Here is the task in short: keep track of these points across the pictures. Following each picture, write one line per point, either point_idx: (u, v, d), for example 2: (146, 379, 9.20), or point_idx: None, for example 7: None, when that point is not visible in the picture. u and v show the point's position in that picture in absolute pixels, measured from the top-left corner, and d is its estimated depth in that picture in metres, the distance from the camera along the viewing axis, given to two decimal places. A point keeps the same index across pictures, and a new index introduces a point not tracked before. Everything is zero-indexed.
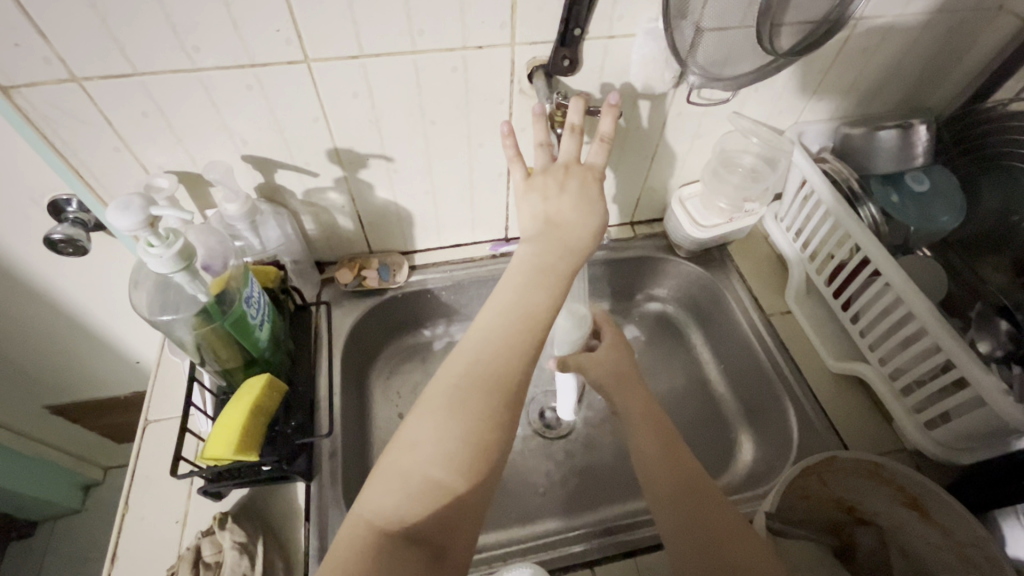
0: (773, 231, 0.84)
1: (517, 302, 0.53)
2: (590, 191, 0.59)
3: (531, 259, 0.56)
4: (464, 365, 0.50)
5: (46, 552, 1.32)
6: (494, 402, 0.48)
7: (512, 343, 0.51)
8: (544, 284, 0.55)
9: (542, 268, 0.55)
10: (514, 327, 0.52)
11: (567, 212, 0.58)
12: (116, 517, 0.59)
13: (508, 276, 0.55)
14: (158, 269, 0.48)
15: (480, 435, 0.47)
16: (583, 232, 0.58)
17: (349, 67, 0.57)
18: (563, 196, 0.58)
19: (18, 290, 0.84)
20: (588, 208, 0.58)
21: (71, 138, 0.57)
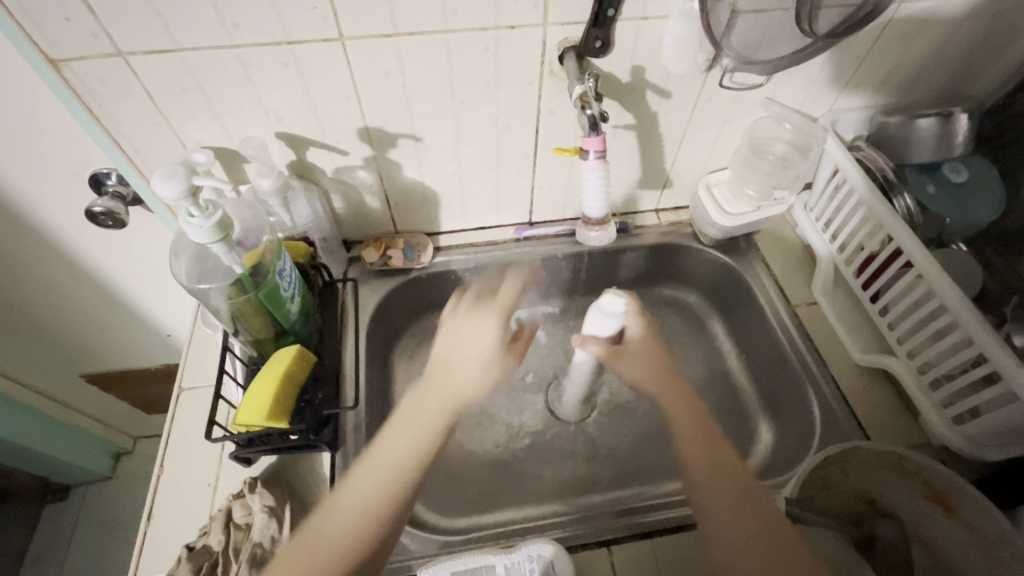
0: (802, 222, 0.83)
1: (415, 429, 0.59)
2: (489, 338, 0.67)
3: (424, 400, 0.62)
4: (381, 451, 0.57)
5: (78, 515, 1.38)
6: (400, 463, 0.57)
7: (400, 464, 0.57)
8: (428, 423, 0.60)
9: (436, 406, 0.61)
10: (415, 439, 0.59)
11: (467, 370, 0.65)
12: (153, 477, 0.62)
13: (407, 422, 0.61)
14: (198, 239, 0.50)
15: (386, 496, 0.55)
16: (478, 374, 0.65)
17: (382, 46, 0.57)
18: (463, 339, 0.66)
19: (59, 260, 0.88)
20: (490, 355, 0.66)
21: (115, 111, 0.59)
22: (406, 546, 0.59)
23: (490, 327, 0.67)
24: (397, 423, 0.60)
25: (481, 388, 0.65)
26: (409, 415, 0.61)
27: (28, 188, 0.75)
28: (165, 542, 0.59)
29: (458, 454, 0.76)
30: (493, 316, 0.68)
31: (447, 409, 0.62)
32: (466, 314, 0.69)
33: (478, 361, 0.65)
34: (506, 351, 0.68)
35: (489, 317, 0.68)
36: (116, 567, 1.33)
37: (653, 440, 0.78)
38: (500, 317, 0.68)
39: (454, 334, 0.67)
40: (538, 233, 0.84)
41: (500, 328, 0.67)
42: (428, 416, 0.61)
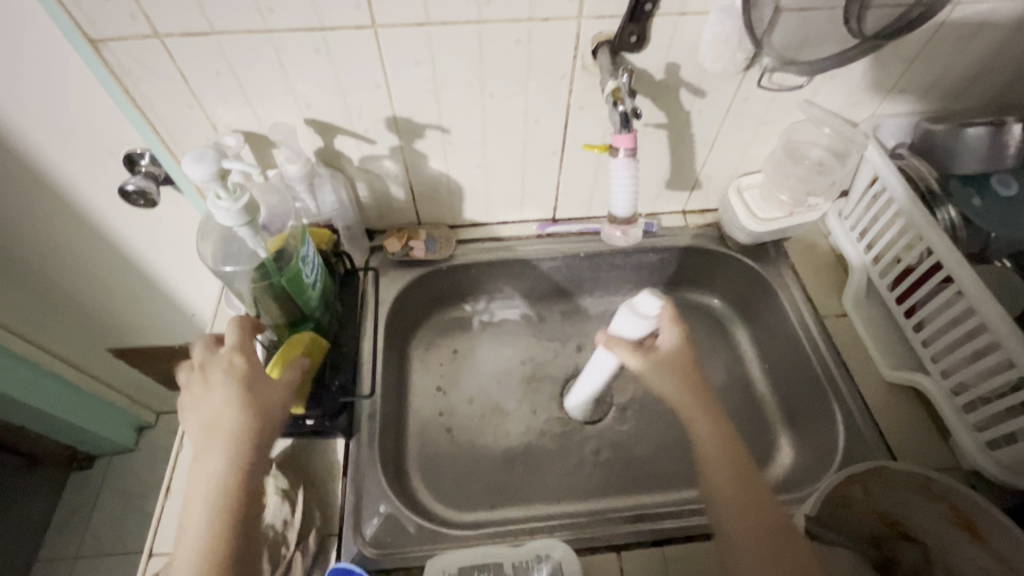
0: (836, 230, 0.80)
1: (203, 500, 0.48)
2: (233, 370, 0.53)
3: (208, 458, 0.50)
4: (181, 554, 0.46)
5: (102, 484, 1.43)
6: (210, 545, 0.46)
7: (208, 509, 0.48)
8: (210, 473, 0.49)
9: (215, 467, 0.49)
10: (203, 514, 0.48)
11: (214, 408, 0.51)
12: (173, 452, 0.64)
13: (199, 467, 0.50)
14: (224, 222, 0.50)
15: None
16: (240, 424, 0.51)
17: (415, 35, 0.57)
18: (208, 400, 0.52)
19: (92, 236, 0.90)
20: (233, 397, 0.52)
21: (150, 92, 0.59)
22: (413, 536, 0.59)
23: (229, 370, 0.53)
24: (193, 497, 0.49)
25: (243, 420, 0.51)
26: (191, 496, 0.49)
27: (64, 165, 0.77)
28: (181, 518, 0.60)
29: (470, 448, 0.76)
30: (221, 365, 0.54)
31: (232, 457, 0.50)
32: (208, 363, 0.54)
33: (224, 388, 0.52)
34: (254, 377, 0.54)
35: (220, 368, 0.54)
36: (136, 537, 1.37)
37: (669, 446, 0.77)
38: (238, 353, 0.55)
39: (197, 390, 0.53)
40: (561, 230, 0.83)
41: (245, 364, 0.54)
42: (216, 471, 0.49)
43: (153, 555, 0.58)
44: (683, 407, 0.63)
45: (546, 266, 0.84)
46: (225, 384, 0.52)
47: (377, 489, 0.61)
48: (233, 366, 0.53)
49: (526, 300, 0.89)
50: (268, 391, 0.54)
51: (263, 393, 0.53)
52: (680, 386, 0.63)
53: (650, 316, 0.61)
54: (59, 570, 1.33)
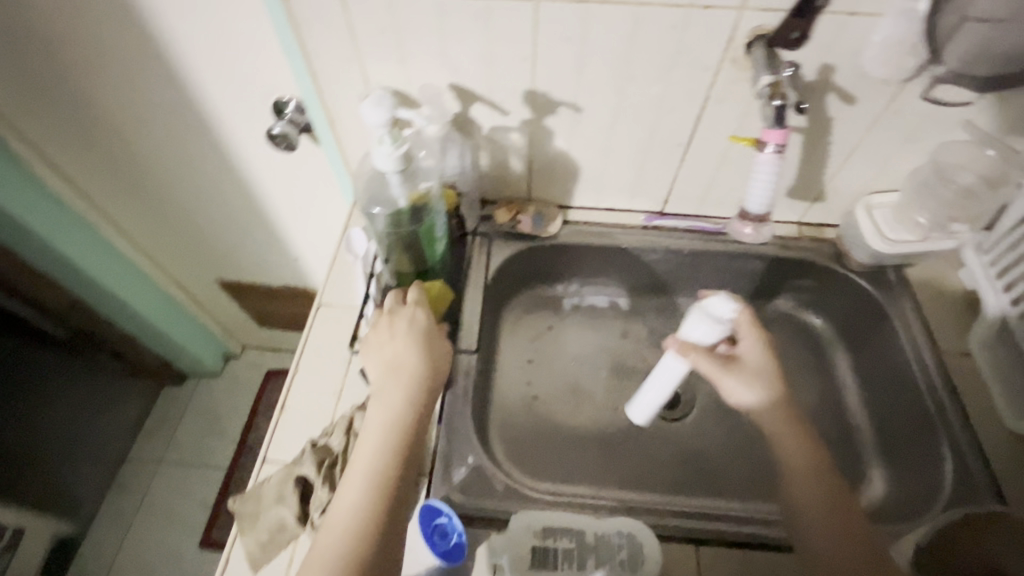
0: (971, 264, 0.74)
1: (387, 417, 0.57)
2: (418, 322, 0.63)
3: (396, 386, 0.58)
4: (363, 455, 0.55)
5: (190, 402, 1.57)
6: (398, 451, 0.55)
7: (397, 423, 0.56)
8: (394, 398, 0.58)
9: (401, 394, 0.58)
10: (386, 428, 0.56)
11: (402, 348, 0.60)
12: (289, 373, 0.70)
13: (387, 388, 0.59)
14: (382, 165, 0.55)
15: (382, 493, 0.52)
16: (422, 367, 0.60)
17: (574, 10, 0.58)
18: (397, 340, 0.61)
19: (228, 171, 0.99)
20: (418, 344, 0.61)
21: (318, 43, 0.65)
22: (497, 491, 0.61)
23: (413, 321, 0.62)
24: (379, 411, 0.57)
25: (424, 364, 0.60)
26: (375, 412, 0.57)
27: (220, 104, 0.85)
28: (290, 433, 0.66)
29: (548, 422, 0.78)
30: (407, 316, 0.63)
31: (415, 390, 0.59)
32: (396, 311, 0.63)
33: (410, 336, 0.61)
34: (433, 333, 0.63)
35: (406, 317, 0.63)
36: (213, 454, 1.51)
37: (749, 456, 0.75)
38: (423, 310, 0.64)
39: (383, 329, 0.62)
40: (668, 224, 0.83)
41: (428, 321, 0.63)
42: (402, 397, 0.58)
43: (264, 462, 0.64)
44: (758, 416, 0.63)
45: (647, 258, 0.84)
46: (411, 332, 0.62)
47: (468, 441, 0.64)
48: (418, 319, 0.63)
49: (618, 290, 0.89)
50: (442, 348, 0.63)
51: (437, 348, 0.63)
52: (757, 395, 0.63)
53: (724, 322, 0.58)
54: (146, 470, 1.48)
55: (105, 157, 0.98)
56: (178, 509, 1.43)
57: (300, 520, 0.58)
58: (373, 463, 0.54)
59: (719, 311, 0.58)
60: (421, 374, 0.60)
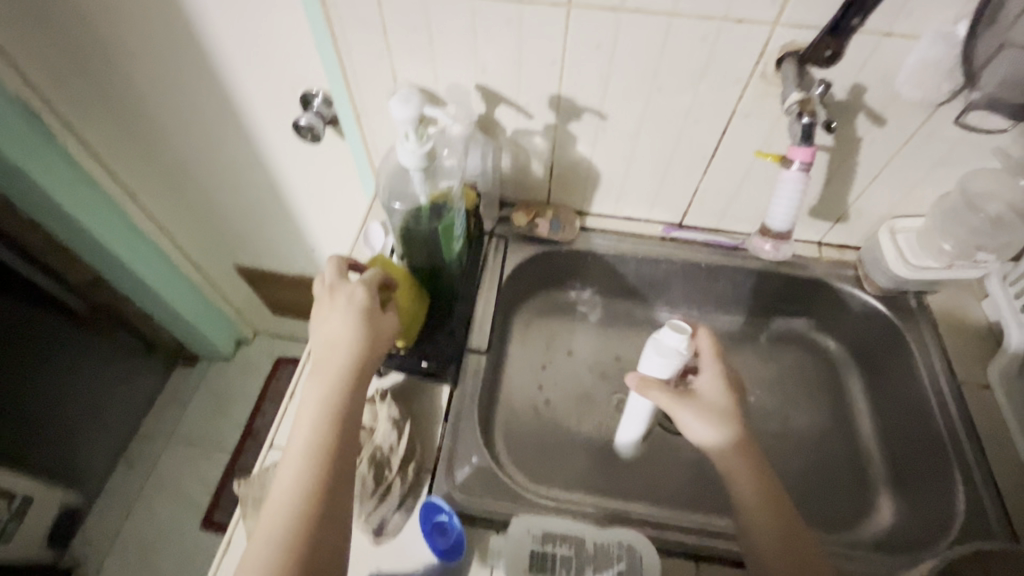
0: (996, 295, 0.73)
1: (321, 397, 0.53)
2: (357, 299, 0.57)
3: (330, 365, 0.54)
4: (298, 436, 0.51)
5: (200, 384, 1.60)
6: (331, 429, 0.51)
7: (330, 399, 0.53)
8: (329, 373, 0.54)
9: (335, 372, 0.54)
10: (318, 409, 0.52)
11: (338, 326, 0.55)
12: (301, 361, 0.71)
13: (323, 364, 0.55)
14: (407, 162, 0.55)
15: (312, 480, 0.48)
16: (360, 344, 0.55)
17: (604, 18, 0.58)
18: (334, 317, 0.56)
19: (253, 158, 1.01)
20: (358, 318, 0.56)
21: (350, 37, 0.65)
22: (499, 493, 0.61)
23: (351, 296, 0.57)
24: (314, 389, 0.53)
25: (364, 340, 0.55)
26: (309, 393, 0.53)
27: (250, 92, 0.86)
28: (298, 421, 0.66)
29: (554, 429, 0.78)
30: (345, 289, 0.58)
31: (351, 367, 0.54)
32: (334, 286, 0.58)
33: (348, 313, 0.56)
34: (375, 304, 0.58)
35: (344, 291, 0.57)
36: (219, 437, 1.52)
37: None
38: (360, 284, 0.58)
39: (323, 306, 0.58)
40: (686, 237, 0.82)
41: (366, 294, 0.57)
42: (335, 375, 0.53)
43: (272, 447, 0.64)
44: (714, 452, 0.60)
45: (662, 270, 0.84)
46: (350, 307, 0.56)
47: (473, 441, 0.64)
48: (354, 292, 0.57)
49: (632, 300, 0.89)
50: (387, 320, 0.58)
51: (382, 321, 0.58)
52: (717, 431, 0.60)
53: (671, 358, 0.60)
54: (152, 449, 1.50)
55: (135, 136, 0.99)
56: (181, 489, 1.45)
57: None
58: (302, 448, 0.50)
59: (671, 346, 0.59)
60: (361, 350, 0.55)
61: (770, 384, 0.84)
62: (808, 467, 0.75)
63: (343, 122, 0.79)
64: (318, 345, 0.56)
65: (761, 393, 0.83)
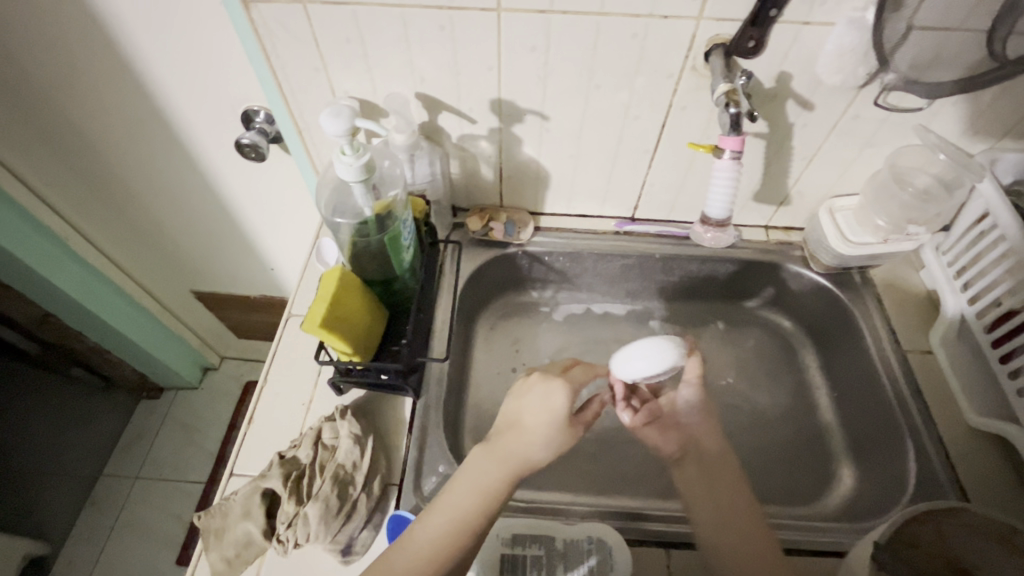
0: (932, 265, 0.77)
1: (493, 473, 0.51)
2: (563, 399, 0.57)
3: (514, 451, 0.53)
4: (455, 494, 0.50)
5: (167, 416, 1.54)
6: (485, 508, 0.49)
7: (496, 483, 0.51)
8: (510, 451, 0.53)
9: (511, 460, 0.53)
10: (485, 483, 0.51)
11: (536, 412, 0.56)
12: (258, 386, 0.69)
13: (506, 440, 0.54)
14: (344, 175, 0.55)
15: (450, 555, 0.46)
16: (544, 445, 0.55)
17: (535, 20, 0.59)
18: (530, 401, 0.58)
19: (199, 181, 0.98)
20: (557, 425, 0.56)
21: (283, 53, 0.64)
22: None
23: (564, 395, 0.58)
24: (488, 456, 0.53)
25: (549, 447, 0.55)
26: (483, 463, 0.52)
27: (190, 115, 0.84)
28: (258, 447, 0.65)
29: None
30: (564, 388, 0.58)
31: (527, 463, 0.53)
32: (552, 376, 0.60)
33: (551, 406, 0.57)
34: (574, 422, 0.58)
35: (561, 388, 0.58)
36: (190, 469, 1.48)
37: None
38: (568, 387, 0.58)
39: (531, 383, 0.60)
40: (639, 230, 0.83)
41: (570, 399, 0.58)
42: (513, 463, 0.53)
43: (232, 475, 0.63)
44: (691, 435, 0.65)
45: (618, 264, 0.85)
46: (556, 406, 0.57)
47: (439, 450, 0.63)
48: (560, 391, 0.58)
49: (592, 295, 0.90)
50: (575, 438, 0.58)
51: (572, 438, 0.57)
52: (699, 396, 0.66)
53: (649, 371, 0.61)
54: (121, 487, 1.45)
55: (76, 168, 0.95)
56: (153, 526, 1.40)
57: (266, 534, 0.57)
58: (463, 519, 0.48)
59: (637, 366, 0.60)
60: (542, 453, 0.54)
61: (731, 368, 0.86)
62: (772, 445, 0.77)
63: (286, 139, 0.78)
64: (507, 416, 0.57)
65: (723, 378, 0.85)
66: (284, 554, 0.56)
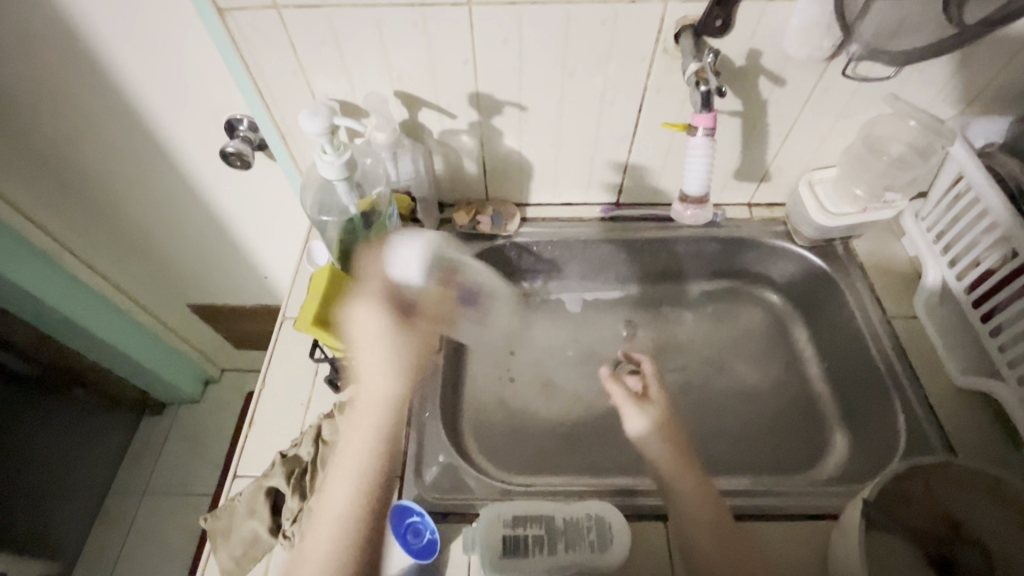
0: (912, 231, 0.78)
1: (366, 436, 0.56)
2: (373, 320, 0.58)
3: (365, 418, 0.57)
4: (341, 470, 0.54)
5: (170, 430, 1.54)
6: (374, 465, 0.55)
7: (371, 444, 0.55)
8: (374, 402, 0.58)
9: (376, 421, 0.57)
10: (364, 442, 0.56)
11: (370, 349, 0.58)
12: (256, 388, 0.70)
13: (364, 393, 0.58)
14: (327, 174, 0.57)
15: (354, 528, 0.51)
16: (398, 374, 0.58)
17: (506, 13, 0.60)
18: (357, 335, 0.59)
19: (188, 192, 0.99)
20: (386, 339, 0.58)
21: (261, 59, 0.65)
22: (471, 489, 0.62)
23: (377, 316, 0.59)
24: (359, 421, 0.57)
25: (394, 373, 0.58)
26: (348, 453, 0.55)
27: (172, 127, 0.85)
28: (260, 448, 0.66)
29: (521, 418, 0.79)
30: (372, 302, 0.59)
31: (387, 409, 0.57)
32: (356, 296, 0.60)
33: (377, 331, 0.58)
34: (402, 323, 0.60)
35: (372, 306, 0.59)
36: (196, 481, 1.48)
37: (717, 435, 0.78)
38: (382, 299, 0.60)
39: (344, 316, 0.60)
40: (624, 215, 0.85)
41: (384, 311, 0.59)
42: (373, 436, 0.56)
43: (236, 476, 0.64)
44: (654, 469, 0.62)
45: (606, 249, 0.86)
46: (381, 326, 0.59)
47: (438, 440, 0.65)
48: (374, 314, 0.59)
49: (583, 283, 0.92)
50: (410, 341, 0.61)
51: (402, 337, 0.60)
52: (645, 424, 0.65)
53: (427, 278, 0.62)
54: (128, 503, 1.45)
55: (62, 188, 0.96)
56: (163, 540, 1.40)
57: (272, 531, 0.58)
58: (346, 510, 0.52)
59: (486, 274, 0.78)
60: (400, 381, 0.58)
61: (722, 345, 0.87)
62: (767, 417, 0.79)
63: (270, 144, 0.78)
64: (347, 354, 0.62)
65: (714, 355, 0.86)
66: (292, 548, 0.58)
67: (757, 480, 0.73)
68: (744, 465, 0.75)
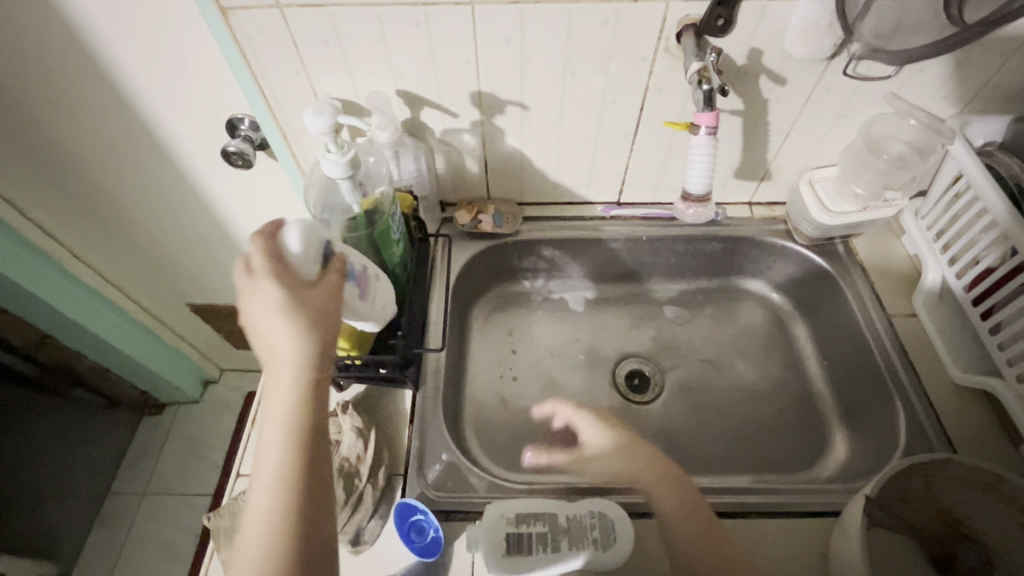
0: (912, 230, 0.79)
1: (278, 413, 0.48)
2: (270, 291, 0.50)
3: (274, 394, 0.49)
4: (263, 455, 0.47)
5: (170, 430, 1.54)
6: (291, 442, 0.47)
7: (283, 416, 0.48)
8: (281, 381, 0.49)
9: (283, 394, 0.48)
10: (278, 417, 0.48)
11: (271, 325, 0.50)
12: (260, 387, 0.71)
13: (271, 373, 0.50)
14: (331, 173, 0.56)
15: (293, 495, 0.45)
16: (303, 336, 0.49)
17: (508, 12, 0.60)
18: (258, 318, 0.50)
19: (188, 192, 0.99)
20: (283, 308, 0.49)
21: (263, 58, 0.65)
22: (474, 487, 0.62)
23: (270, 289, 0.50)
24: (269, 401, 0.49)
25: (300, 338, 0.49)
26: (261, 452, 0.47)
27: (173, 126, 0.85)
28: None
29: (523, 417, 0.79)
30: (266, 278, 0.50)
31: (295, 379, 0.49)
32: (243, 288, 0.51)
33: (273, 306, 0.49)
34: (300, 291, 0.50)
35: (264, 282, 0.50)
36: (196, 481, 1.48)
37: (717, 432, 0.78)
38: (273, 272, 0.50)
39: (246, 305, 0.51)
40: (625, 214, 0.85)
41: (279, 280, 0.50)
42: (285, 414, 0.48)
43: (239, 475, 0.64)
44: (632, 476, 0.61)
45: (608, 248, 0.86)
46: (273, 298, 0.49)
47: (440, 438, 0.65)
48: (268, 286, 0.50)
49: (583, 282, 0.92)
50: (316, 304, 0.50)
51: (309, 302, 0.50)
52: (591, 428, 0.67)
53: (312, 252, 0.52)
54: (128, 503, 1.45)
55: (63, 188, 0.96)
56: (163, 540, 1.40)
57: None
58: (272, 503, 0.45)
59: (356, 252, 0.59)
60: (309, 344, 0.49)
61: (723, 344, 0.87)
62: (767, 415, 0.79)
63: (273, 143, 0.78)
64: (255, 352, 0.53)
65: (715, 354, 0.86)
66: None
67: (758, 478, 0.73)
68: (745, 463, 0.75)
